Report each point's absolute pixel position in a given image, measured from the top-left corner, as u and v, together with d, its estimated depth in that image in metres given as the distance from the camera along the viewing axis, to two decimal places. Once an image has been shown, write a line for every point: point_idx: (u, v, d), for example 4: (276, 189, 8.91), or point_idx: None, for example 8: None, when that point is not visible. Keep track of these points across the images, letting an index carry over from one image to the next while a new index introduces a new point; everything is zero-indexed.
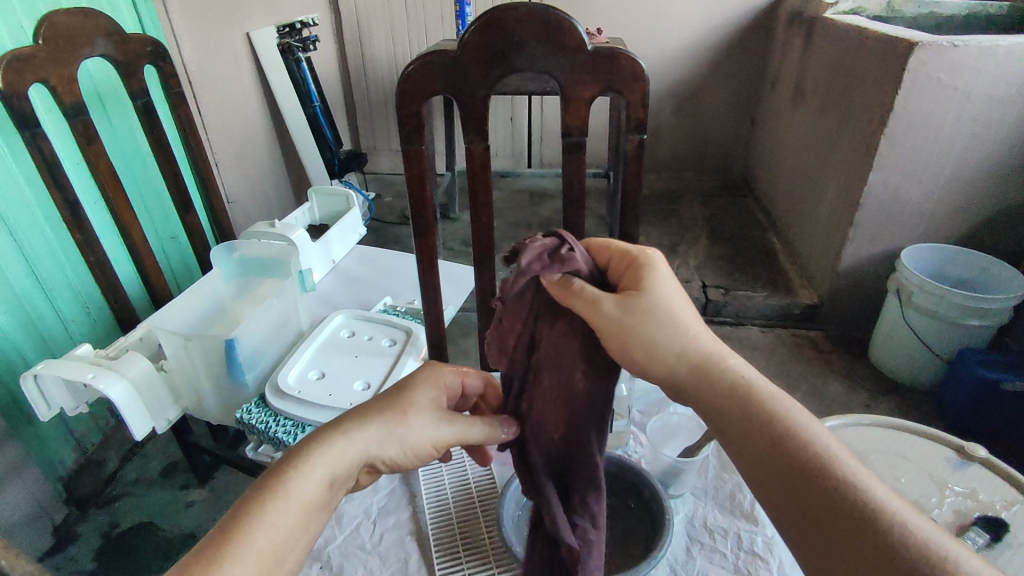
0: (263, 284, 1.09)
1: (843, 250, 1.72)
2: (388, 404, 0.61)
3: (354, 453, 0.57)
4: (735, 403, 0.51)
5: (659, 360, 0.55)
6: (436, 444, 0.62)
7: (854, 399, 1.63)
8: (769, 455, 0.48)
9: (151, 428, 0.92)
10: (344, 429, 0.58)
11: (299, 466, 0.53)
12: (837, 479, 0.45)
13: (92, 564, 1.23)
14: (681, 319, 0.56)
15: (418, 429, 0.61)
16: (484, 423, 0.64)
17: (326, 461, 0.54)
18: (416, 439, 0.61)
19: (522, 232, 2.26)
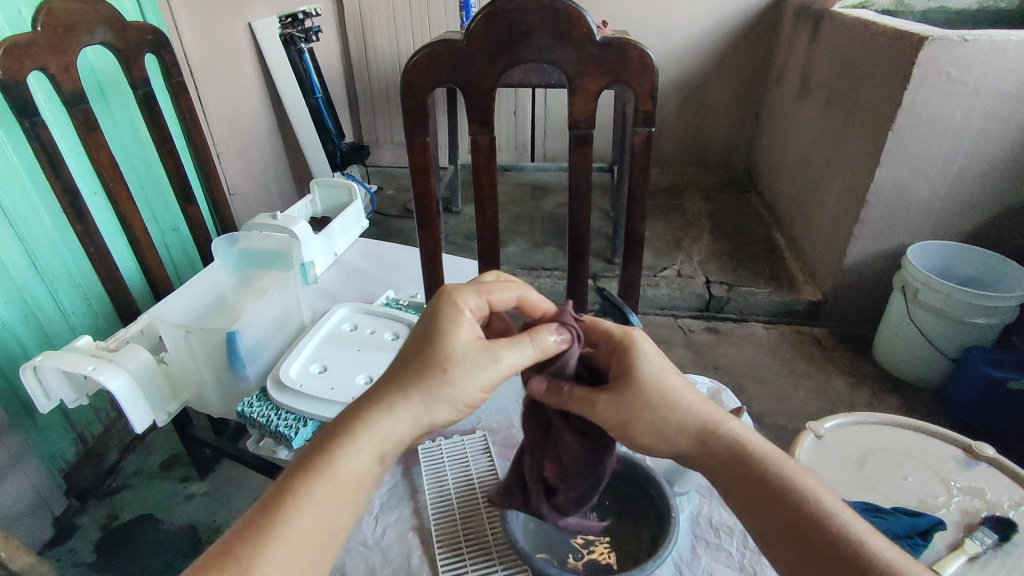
0: (264, 276, 1.08)
1: (849, 246, 1.71)
2: (427, 357, 0.57)
3: (392, 432, 0.55)
4: (734, 466, 0.58)
5: (666, 438, 0.61)
6: (486, 387, 0.58)
7: (857, 397, 1.62)
8: (767, 507, 0.56)
9: (152, 420, 0.91)
10: (383, 400, 0.56)
11: (342, 445, 0.53)
12: (826, 520, 0.53)
13: (92, 556, 1.23)
14: (670, 411, 0.61)
15: (463, 383, 0.57)
16: (531, 347, 0.59)
17: (359, 448, 0.54)
18: (468, 395, 0.57)
19: (524, 226, 2.24)
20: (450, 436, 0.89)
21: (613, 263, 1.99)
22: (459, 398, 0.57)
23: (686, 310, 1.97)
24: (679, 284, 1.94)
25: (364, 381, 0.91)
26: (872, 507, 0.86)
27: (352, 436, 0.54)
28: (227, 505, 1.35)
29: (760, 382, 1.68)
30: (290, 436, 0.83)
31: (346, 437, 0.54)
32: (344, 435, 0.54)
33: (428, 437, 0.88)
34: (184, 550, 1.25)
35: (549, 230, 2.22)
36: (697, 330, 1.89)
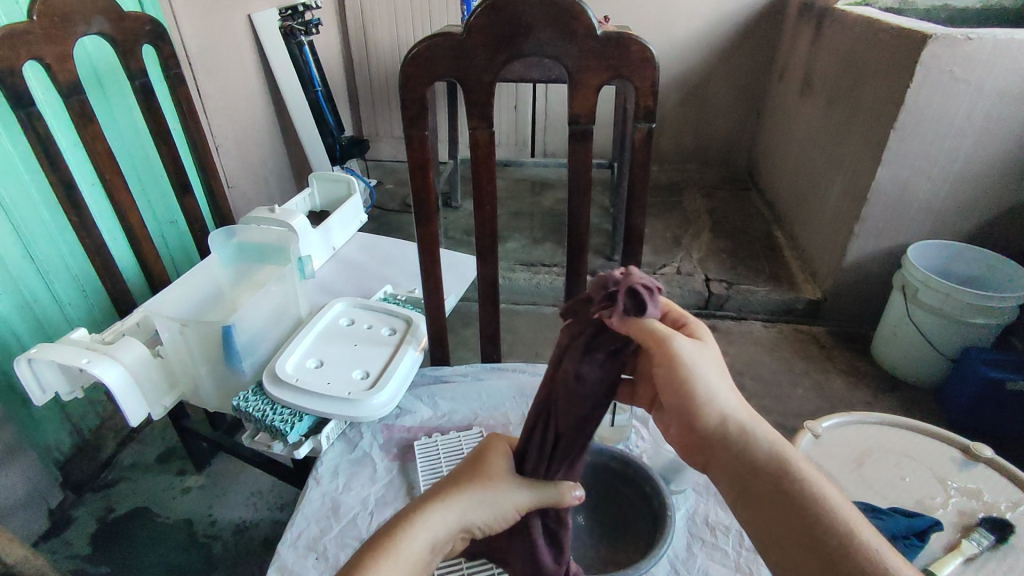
0: (260, 269, 1.08)
1: (849, 245, 1.71)
2: (473, 470, 0.57)
3: (440, 539, 0.52)
4: (766, 455, 0.50)
5: (706, 407, 0.52)
6: (521, 507, 0.56)
7: (856, 397, 1.62)
8: (787, 504, 0.48)
9: (146, 414, 0.91)
10: (438, 494, 0.54)
11: (406, 525, 0.51)
12: (857, 543, 0.44)
13: (88, 549, 1.23)
14: (715, 387, 0.53)
15: (501, 507, 0.55)
16: (554, 485, 0.58)
17: (416, 548, 0.50)
18: (495, 521, 0.55)
19: (524, 222, 2.24)
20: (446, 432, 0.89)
21: (612, 260, 1.98)
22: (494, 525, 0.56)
23: (685, 308, 1.96)
24: (678, 281, 1.94)
25: (360, 376, 0.91)
26: (869, 507, 0.85)
27: (410, 535, 0.50)
28: (224, 498, 1.35)
29: (758, 381, 1.68)
30: (286, 430, 0.82)
31: (402, 534, 0.50)
32: (404, 531, 0.50)
33: (424, 433, 0.88)
34: (180, 543, 1.25)
35: (549, 226, 2.21)
36: None
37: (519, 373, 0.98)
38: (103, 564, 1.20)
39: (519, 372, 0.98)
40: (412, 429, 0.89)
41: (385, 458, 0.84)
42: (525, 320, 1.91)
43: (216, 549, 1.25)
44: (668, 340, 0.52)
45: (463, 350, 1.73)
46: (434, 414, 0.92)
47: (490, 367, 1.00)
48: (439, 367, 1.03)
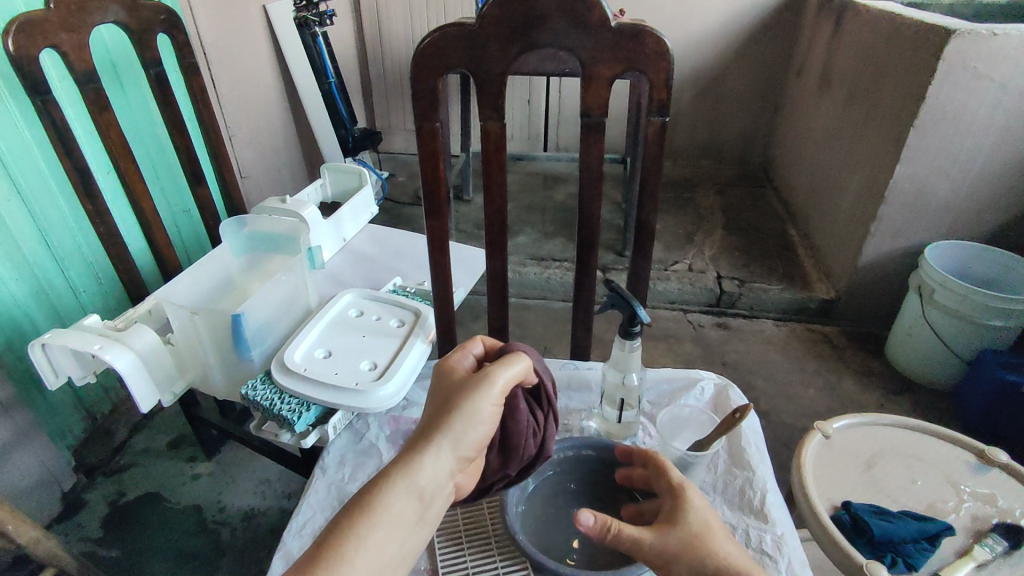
0: (271, 259, 1.08)
1: (864, 244, 1.68)
2: (438, 406, 0.59)
3: (425, 475, 0.54)
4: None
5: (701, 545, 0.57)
6: (495, 401, 0.59)
7: (868, 398, 1.60)
8: None
9: (157, 400, 0.92)
10: (413, 442, 0.56)
11: (383, 482, 0.53)
12: None
13: (99, 532, 1.25)
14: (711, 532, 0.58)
15: (471, 416, 0.57)
16: (519, 363, 0.63)
17: (399, 492, 0.53)
18: (472, 433, 0.57)
19: (535, 216, 2.23)
20: None
21: (623, 256, 1.97)
22: (476, 436, 0.58)
23: (696, 305, 1.95)
24: (689, 278, 1.92)
25: (368, 367, 0.91)
26: (880, 511, 0.85)
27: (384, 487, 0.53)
28: (233, 486, 1.36)
29: (769, 380, 1.67)
30: (293, 420, 0.83)
31: (375, 487, 0.53)
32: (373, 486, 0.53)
33: None
34: (190, 529, 1.27)
35: (560, 221, 2.20)
36: (706, 325, 1.88)
37: None
38: (114, 548, 1.22)
39: None
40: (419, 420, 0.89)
41: (391, 449, 0.84)
42: (534, 315, 1.91)
43: (225, 535, 1.26)
44: (686, 491, 0.61)
45: None
46: None
47: None
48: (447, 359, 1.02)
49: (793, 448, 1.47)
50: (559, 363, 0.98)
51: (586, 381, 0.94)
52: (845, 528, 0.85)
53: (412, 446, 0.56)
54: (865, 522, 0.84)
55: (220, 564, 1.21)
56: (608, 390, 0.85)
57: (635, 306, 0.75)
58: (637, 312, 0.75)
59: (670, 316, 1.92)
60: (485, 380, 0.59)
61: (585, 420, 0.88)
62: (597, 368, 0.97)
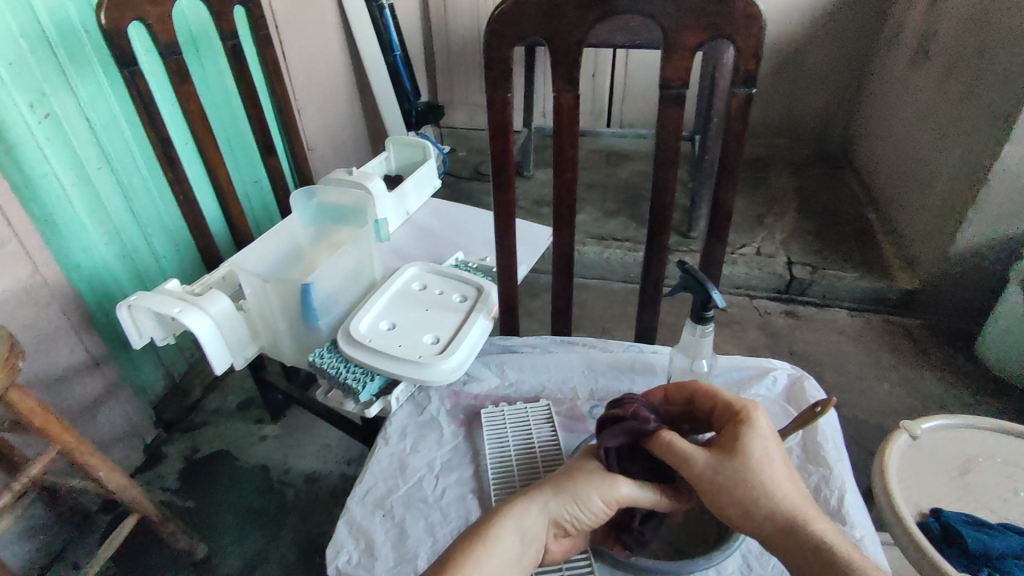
0: (338, 230, 1.09)
1: (958, 232, 1.55)
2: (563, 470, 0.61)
3: (513, 541, 0.55)
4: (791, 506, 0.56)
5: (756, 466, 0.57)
6: (609, 501, 0.58)
7: (951, 397, 1.50)
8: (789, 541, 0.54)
9: (230, 363, 0.96)
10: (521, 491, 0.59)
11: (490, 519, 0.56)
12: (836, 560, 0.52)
13: (176, 484, 1.33)
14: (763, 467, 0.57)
15: (589, 495, 0.58)
16: (653, 491, 0.60)
17: (488, 555, 0.54)
18: (578, 512, 0.58)
19: (597, 194, 2.18)
20: (514, 402, 0.88)
21: (688, 238, 1.90)
22: (581, 517, 0.58)
23: (764, 291, 1.86)
24: (758, 263, 1.84)
25: (431, 341, 0.91)
26: (975, 521, 0.81)
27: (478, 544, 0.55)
28: (297, 448, 1.42)
29: (841, 373, 1.58)
30: (358, 388, 0.85)
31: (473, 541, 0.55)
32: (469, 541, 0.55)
33: (491, 401, 0.88)
34: (257, 487, 1.33)
35: (623, 199, 2.14)
36: (773, 312, 1.80)
37: (590, 348, 0.95)
38: (189, 500, 1.29)
39: (589, 347, 0.96)
40: (479, 396, 0.89)
41: (451, 423, 0.85)
42: (593, 294, 1.88)
43: (289, 496, 1.31)
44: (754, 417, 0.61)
45: (530, 321, 1.72)
46: (502, 382, 0.91)
47: (560, 340, 0.98)
48: (508, 336, 1.01)
49: (866, 445, 1.39)
50: (622, 345, 0.96)
51: (650, 365, 0.91)
52: (934, 536, 0.81)
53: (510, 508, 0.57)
54: (958, 532, 0.79)
55: (285, 522, 1.26)
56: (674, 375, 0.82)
57: (710, 289, 0.71)
58: (712, 296, 0.71)
59: (735, 301, 1.84)
60: (610, 475, 0.59)
61: None
62: (662, 352, 0.94)
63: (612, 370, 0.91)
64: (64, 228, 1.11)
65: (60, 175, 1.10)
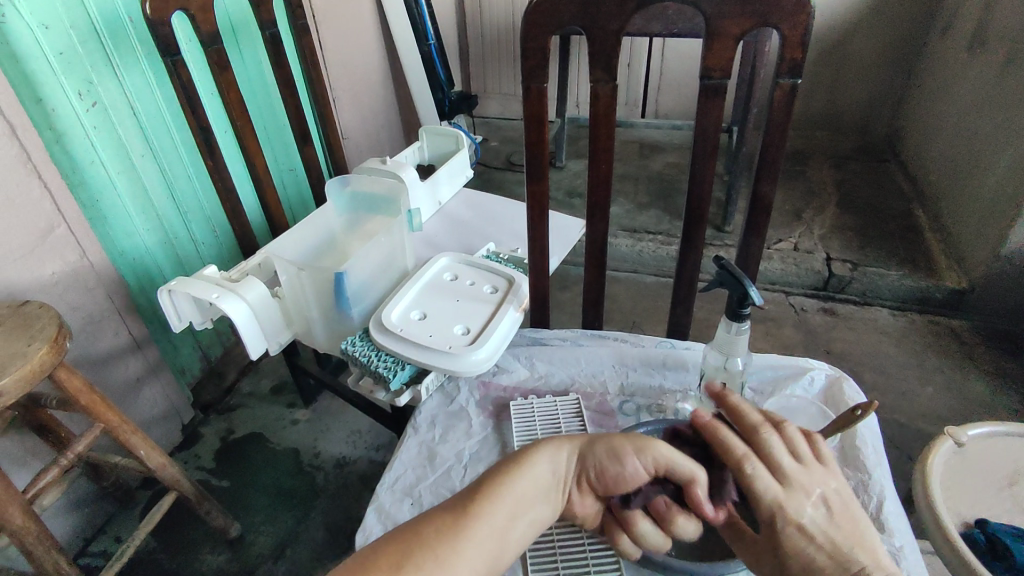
0: (371, 219, 1.10)
1: (1012, 230, 1.48)
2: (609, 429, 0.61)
3: (541, 472, 0.57)
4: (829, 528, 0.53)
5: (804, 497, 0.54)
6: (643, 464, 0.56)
7: (998, 402, 1.44)
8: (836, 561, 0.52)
9: (265, 348, 0.98)
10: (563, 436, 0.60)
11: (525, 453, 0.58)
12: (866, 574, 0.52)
13: (212, 464, 1.37)
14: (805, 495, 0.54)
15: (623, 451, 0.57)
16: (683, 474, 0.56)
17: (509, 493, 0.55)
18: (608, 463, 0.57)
19: (629, 185, 2.15)
20: (543, 395, 0.88)
21: (723, 232, 1.86)
22: (612, 473, 0.57)
23: (800, 288, 1.82)
24: (795, 258, 1.79)
25: (461, 332, 0.91)
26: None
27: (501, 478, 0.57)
28: (327, 433, 1.44)
29: (879, 373, 1.53)
30: (389, 377, 0.85)
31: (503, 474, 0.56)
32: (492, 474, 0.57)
33: (520, 394, 0.88)
34: (288, 470, 1.36)
35: (656, 191, 2.11)
36: (809, 310, 1.75)
37: (621, 343, 0.94)
38: (224, 479, 1.33)
39: (621, 342, 0.95)
40: (508, 388, 0.89)
41: (480, 414, 0.85)
42: (624, 288, 1.85)
43: (319, 479, 1.34)
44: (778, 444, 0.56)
45: (559, 314, 1.71)
46: (531, 375, 0.91)
47: (591, 334, 0.97)
48: (538, 329, 1.01)
49: (905, 450, 1.35)
50: (654, 340, 0.94)
51: (682, 361, 0.90)
52: (977, 547, 0.74)
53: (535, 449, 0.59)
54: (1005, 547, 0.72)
55: (314, 505, 1.29)
56: (707, 373, 0.81)
57: (747, 286, 0.69)
58: (750, 293, 0.69)
59: (770, 297, 1.80)
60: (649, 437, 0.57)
61: (681, 401, 0.85)
62: (695, 349, 0.92)
63: (643, 366, 0.90)
64: (109, 214, 1.15)
65: (106, 162, 1.13)
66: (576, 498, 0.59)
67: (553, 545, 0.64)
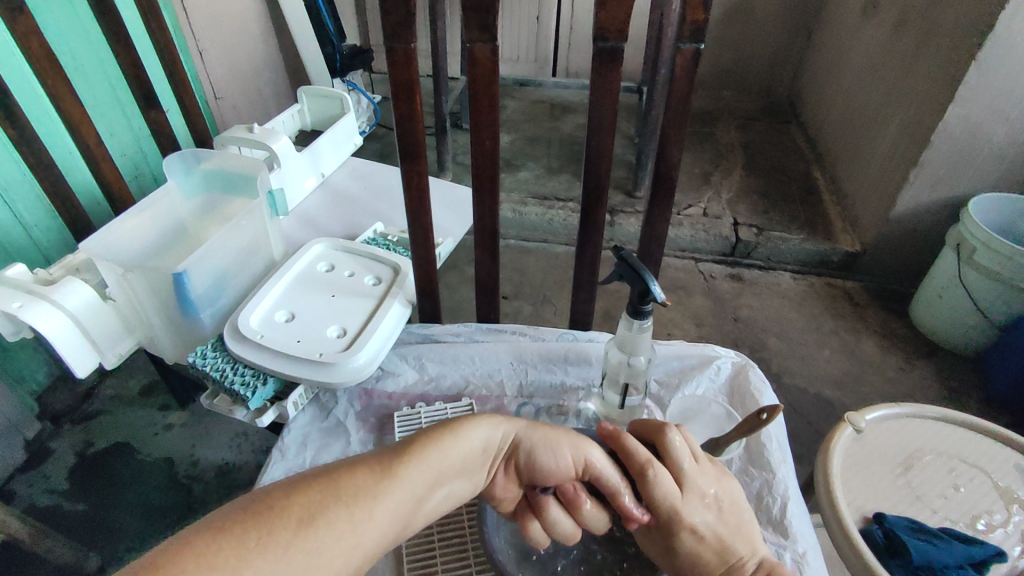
0: (230, 201, 0.94)
1: (900, 194, 1.52)
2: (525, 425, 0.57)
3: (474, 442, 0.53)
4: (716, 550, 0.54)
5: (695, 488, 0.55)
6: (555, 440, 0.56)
7: (887, 361, 1.50)
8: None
9: (97, 362, 0.82)
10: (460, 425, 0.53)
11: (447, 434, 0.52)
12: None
13: (65, 485, 1.18)
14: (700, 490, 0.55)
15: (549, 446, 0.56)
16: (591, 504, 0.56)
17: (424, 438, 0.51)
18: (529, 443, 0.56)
19: (539, 149, 2.04)
20: (433, 402, 0.78)
21: (633, 198, 1.81)
22: (543, 461, 0.55)
23: (709, 254, 1.81)
24: (703, 224, 1.77)
25: (336, 334, 0.79)
26: (920, 529, 0.66)
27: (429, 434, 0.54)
28: (208, 438, 1.28)
29: (782, 339, 1.56)
30: (246, 396, 0.72)
31: (440, 430, 0.52)
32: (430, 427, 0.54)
33: (407, 402, 0.78)
34: (161, 484, 1.20)
35: (567, 155, 2.02)
36: (718, 277, 1.74)
37: (519, 336, 0.86)
38: (81, 502, 1.16)
39: (519, 336, 0.86)
40: (394, 395, 0.79)
41: (361, 430, 0.75)
42: (535, 259, 1.77)
43: (198, 491, 1.19)
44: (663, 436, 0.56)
45: (464, 290, 1.60)
46: (421, 377, 0.81)
47: (487, 328, 0.88)
48: (429, 323, 0.90)
49: (805, 415, 1.38)
50: (556, 332, 0.87)
51: (585, 355, 0.83)
52: (877, 548, 0.66)
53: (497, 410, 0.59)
54: (902, 542, 0.64)
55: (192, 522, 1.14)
56: (610, 371, 0.74)
57: (649, 281, 0.62)
58: (651, 289, 0.62)
59: (680, 265, 1.78)
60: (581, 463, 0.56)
61: (583, 400, 0.78)
62: (599, 341, 0.85)
63: (543, 362, 0.82)
64: None
65: None
66: (500, 480, 0.56)
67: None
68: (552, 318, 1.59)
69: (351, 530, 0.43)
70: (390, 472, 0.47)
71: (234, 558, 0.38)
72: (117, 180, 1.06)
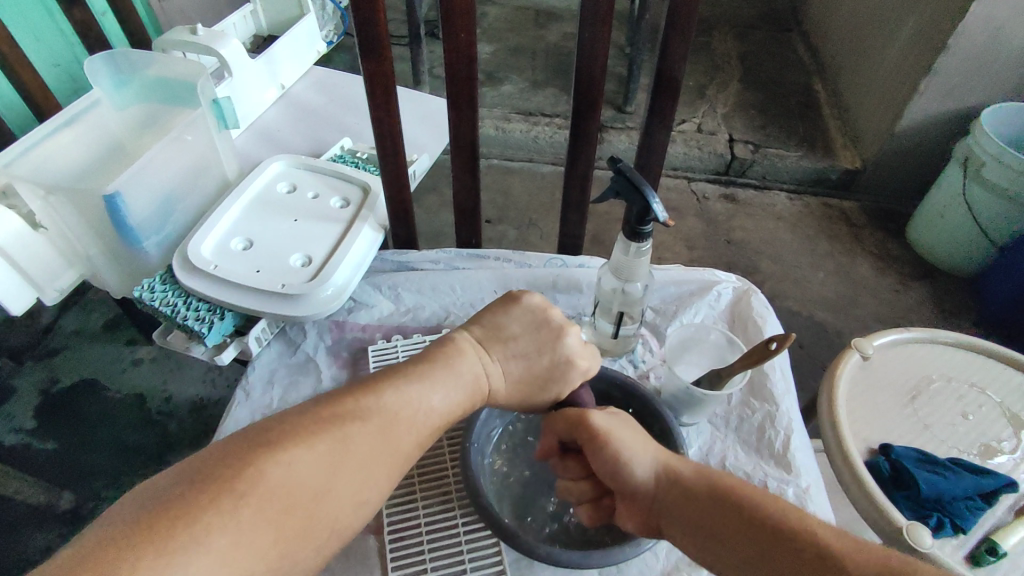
0: (171, 111, 0.82)
1: (909, 105, 1.42)
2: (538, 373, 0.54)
3: (472, 369, 0.51)
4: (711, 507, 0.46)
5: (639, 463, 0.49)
6: (516, 379, 0.54)
7: (882, 282, 1.46)
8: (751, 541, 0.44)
9: (36, 297, 0.76)
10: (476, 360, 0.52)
11: (455, 372, 0.50)
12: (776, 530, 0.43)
13: (31, 424, 1.13)
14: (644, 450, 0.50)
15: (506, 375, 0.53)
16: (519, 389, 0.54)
17: (452, 368, 0.50)
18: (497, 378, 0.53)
19: (522, 59, 1.89)
20: (410, 334, 0.72)
21: (624, 113, 1.69)
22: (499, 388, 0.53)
23: (702, 173, 1.71)
24: (697, 140, 1.67)
25: (301, 263, 0.71)
26: (926, 458, 0.63)
27: (454, 348, 0.52)
28: (179, 373, 1.22)
29: (775, 262, 1.51)
30: (201, 332, 0.65)
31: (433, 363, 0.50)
32: (457, 343, 0.52)
33: (382, 335, 0.72)
34: (134, 421, 1.14)
35: (553, 66, 1.87)
36: (711, 197, 1.66)
37: (504, 263, 0.79)
38: (50, 441, 1.10)
39: (503, 262, 0.79)
40: (368, 327, 0.73)
41: (332, 365, 0.69)
42: (518, 180, 1.67)
43: (173, 428, 1.14)
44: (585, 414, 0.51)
45: (445, 215, 1.51)
46: (397, 309, 0.74)
47: (468, 254, 0.81)
48: (405, 250, 0.83)
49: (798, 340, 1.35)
50: (543, 257, 0.79)
51: (575, 281, 0.76)
52: (880, 477, 0.63)
53: (530, 333, 0.55)
54: (910, 472, 0.62)
55: (167, 459, 1.10)
56: (602, 298, 0.67)
57: (649, 198, 0.54)
58: (652, 207, 0.54)
59: (671, 185, 1.69)
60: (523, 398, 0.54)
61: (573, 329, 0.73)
62: (590, 266, 0.78)
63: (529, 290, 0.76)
64: None
65: None
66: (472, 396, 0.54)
67: (423, 560, 0.53)
68: (538, 243, 1.51)
69: (333, 475, 0.41)
70: (385, 415, 0.45)
71: (230, 500, 0.37)
72: (42, 91, 0.94)
